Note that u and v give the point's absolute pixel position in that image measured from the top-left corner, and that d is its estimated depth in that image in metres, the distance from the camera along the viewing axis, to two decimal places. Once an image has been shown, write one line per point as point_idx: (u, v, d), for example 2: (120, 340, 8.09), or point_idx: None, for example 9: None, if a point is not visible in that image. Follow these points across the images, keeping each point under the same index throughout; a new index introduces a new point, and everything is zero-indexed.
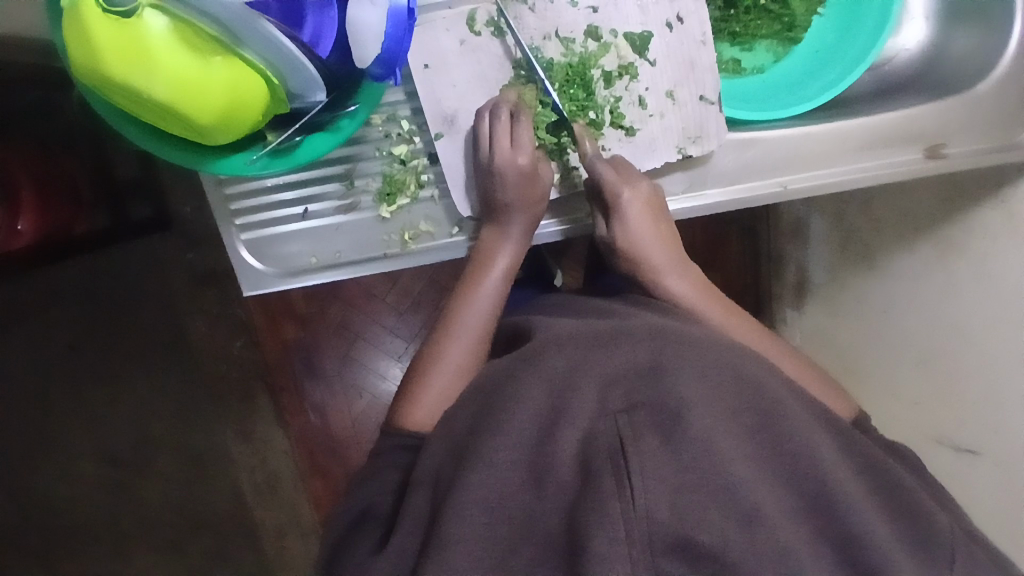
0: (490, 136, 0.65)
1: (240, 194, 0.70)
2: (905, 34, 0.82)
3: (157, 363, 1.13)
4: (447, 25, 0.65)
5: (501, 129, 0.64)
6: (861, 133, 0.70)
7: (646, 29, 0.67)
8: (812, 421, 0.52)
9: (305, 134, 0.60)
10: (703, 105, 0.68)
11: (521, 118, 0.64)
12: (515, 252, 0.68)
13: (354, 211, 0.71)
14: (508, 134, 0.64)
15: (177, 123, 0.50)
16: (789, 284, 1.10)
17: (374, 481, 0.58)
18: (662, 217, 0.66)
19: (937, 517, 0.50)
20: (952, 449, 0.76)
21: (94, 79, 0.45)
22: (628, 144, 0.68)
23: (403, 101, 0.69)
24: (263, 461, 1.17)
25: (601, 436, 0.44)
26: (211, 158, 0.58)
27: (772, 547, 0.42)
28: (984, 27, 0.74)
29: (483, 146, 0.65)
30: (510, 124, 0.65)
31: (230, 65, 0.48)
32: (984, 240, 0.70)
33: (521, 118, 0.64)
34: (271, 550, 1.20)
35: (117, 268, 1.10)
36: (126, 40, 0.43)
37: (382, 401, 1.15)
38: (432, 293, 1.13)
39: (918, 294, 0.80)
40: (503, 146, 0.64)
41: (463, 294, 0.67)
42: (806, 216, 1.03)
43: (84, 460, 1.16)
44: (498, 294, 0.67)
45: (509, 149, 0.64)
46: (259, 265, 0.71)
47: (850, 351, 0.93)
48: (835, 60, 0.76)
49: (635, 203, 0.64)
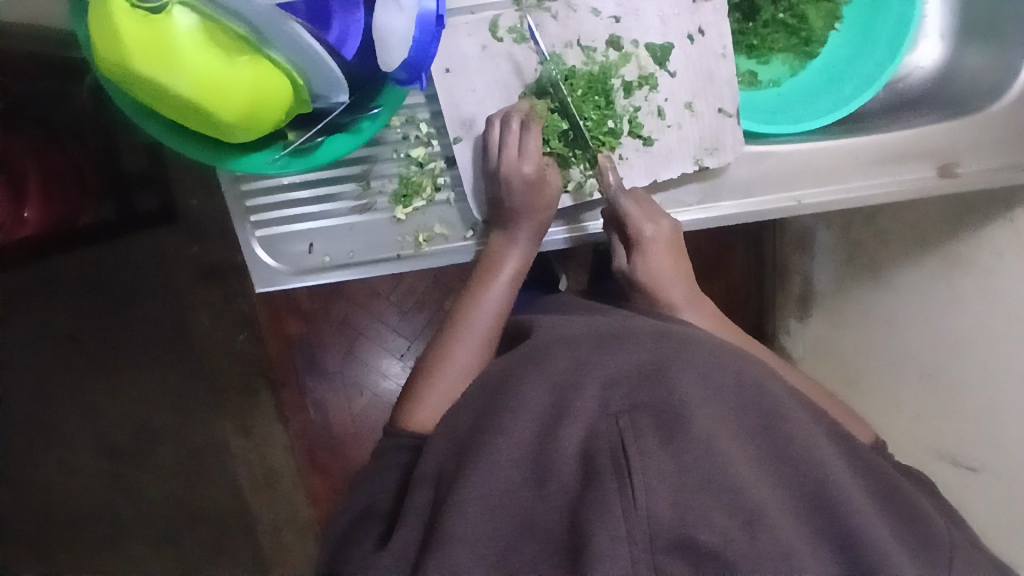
0: (499, 144, 0.65)
1: (257, 191, 0.70)
2: (920, 52, 0.83)
3: (159, 354, 1.13)
4: (470, 30, 0.66)
5: (510, 139, 0.64)
6: (876, 149, 0.70)
7: (667, 40, 0.67)
8: (820, 433, 0.52)
9: (326, 134, 0.60)
10: (720, 117, 0.68)
11: (531, 127, 0.64)
12: (523, 257, 0.68)
13: (369, 211, 0.71)
14: (516, 144, 0.64)
15: (199, 120, 0.50)
16: (793, 296, 1.11)
17: (376, 479, 0.58)
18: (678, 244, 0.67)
19: (941, 531, 0.50)
20: (953, 464, 0.76)
21: (118, 75, 0.45)
22: (645, 154, 0.69)
23: (422, 104, 0.69)
24: (262, 456, 1.17)
25: (603, 434, 0.44)
26: (233, 157, 0.58)
27: (778, 555, 0.42)
28: (998, 47, 0.74)
29: (491, 154, 0.65)
30: (520, 133, 0.64)
31: (255, 65, 0.48)
32: (991, 258, 0.71)
33: (531, 128, 0.64)
34: (267, 546, 1.20)
35: (121, 258, 1.10)
36: (155, 37, 0.43)
37: (382, 399, 1.15)
38: (437, 292, 1.13)
39: (922, 309, 0.81)
40: (510, 154, 0.63)
41: (471, 296, 0.67)
42: (813, 228, 1.04)
43: (82, 449, 1.16)
44: (505, 296, 0.67)
45: (516, 158, 0.64)
46: (273, 262, 0.71)
47: (853, 364, 0.93)
48: (849, 77, 0.77)
49: (657, 242, 0.65)
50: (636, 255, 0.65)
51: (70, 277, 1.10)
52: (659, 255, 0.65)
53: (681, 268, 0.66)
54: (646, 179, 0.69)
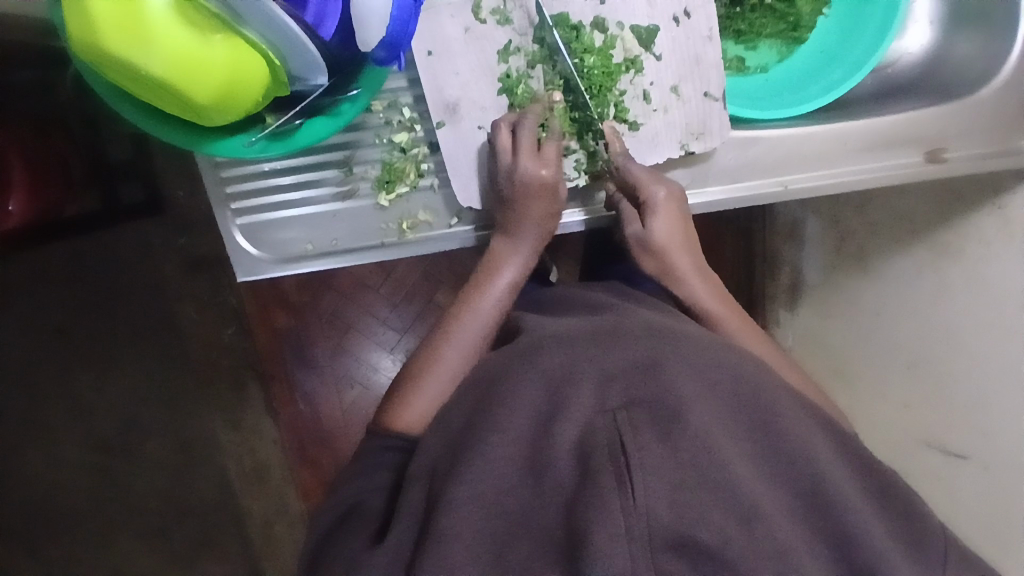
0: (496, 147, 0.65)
1: (237, 177, 0.69)
2: (908, 38, 0.83)
3: (146, 348, 1.12)
4: (452, 11, 0.65)
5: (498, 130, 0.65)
6: (866, 136, 0.70)
7: (653, 22, 0.66)
8: (807, 418, 0.51)
9: (305, 117, 0.60)
10: (707, 102, 0.67)
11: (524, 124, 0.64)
12: (522, 266, 0.67)
13: (351, 198, 0.70)
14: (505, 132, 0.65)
15: (175, 102, 0.49)
16: (783, 285, 1.10)
17: (367, 477, 0.57)
18: (687, 218, 0.67)
19: (932, 516, 0.49)
20: (941, 453, 0.76)
21: (89, 56, 0.44)
22: (631, 138, 0.68)
23: (405, 88, 0.69)
24: (251, 450, 1.16)
25: (600, 431, 0.43)
26: (210, 140, 0.58)
27: (771, 544, 0.41)
28: (987, 33, 0.74)
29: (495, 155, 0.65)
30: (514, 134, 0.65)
31: (229, 43, 0.47)
32: (980, 246, 0.71)
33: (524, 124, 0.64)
34: (258, 540, 1.19)
35: (106, 253, 1.08)
36: (125, 14, 0.43)
37: (372, 393, 1.14)
38: (427, 285, 1.12)
39: (910, 298, 0.80)
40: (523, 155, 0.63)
41: (463, 305, 0.65)
42: (802, 217, 1.03)
43: (70, 446, 1.15)
44: (500, 305, 0.65)
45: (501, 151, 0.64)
46: (255, 251, 0.71)
47: (840, 353, 0.93)
48: (836, 63, 0.77)
49: (669, 204, 0.65)
50: (650, 219, 0.65)
51: (57, 273, 1.08)
52: (670, 218, 0.65)
53: (688, 232, 0.67)
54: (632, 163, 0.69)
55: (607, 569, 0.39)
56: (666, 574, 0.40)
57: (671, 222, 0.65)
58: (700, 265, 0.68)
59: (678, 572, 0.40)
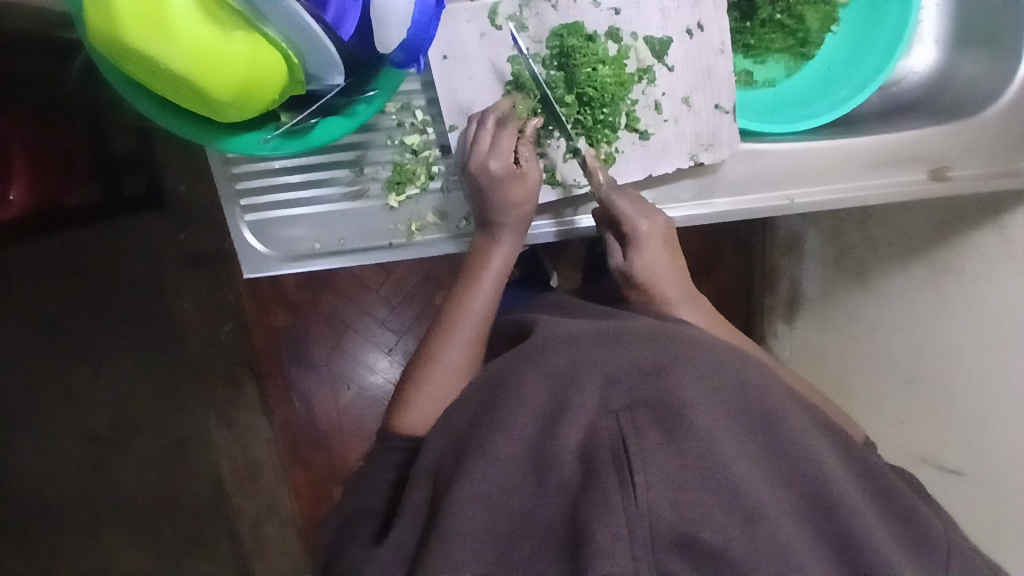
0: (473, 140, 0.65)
1: (248, 174, 0.69)
2: (914, 57, 0.84)
3: (143, 343, 1.11)
4: (468, 16, 0.65)
5: (486, 133, 0.64)
6: (872, 151, 0.70)
7: (666, 34, 0.67)
8: (812, 425, 0.51)
9: (320, 116, 0.60)
10: (717, 114, 0.68)
11: (507, 127, 0.64)
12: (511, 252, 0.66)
13: (361, 198, 0.71)
14: (492, 139, 0.64)
15: (191, 96, 0.50)
16: (781, 298, 1.11)
17: (370, 477, 0.56)
18: (676, 251, 0.66)
19: (933, 527, 0.50)
20: (935, 468, 0.77)
21: (110, 47, 0.45)
22: (641, 148, 0.69)
23: (418, 91, 0.69)
24: (245, 447, 1.15)
25: (604, 432, 0.44)
26: (225, 136, 0.58)
27: (774, 548, 0.41)
28: (992, 55, 0.75)
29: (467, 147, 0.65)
30: (494, 132, 0.64)
31: (250, 40, 0.47)
32: (979, 264, 0.72)
33: (506, 128, 0.64)
34: (249, 539, 1.18)
35: (107, 245, 1.08)
36: (148, 8, 0.43)
37: (369, 393, 1.14)
38: (427, 286, 1.12)
39: (908, 313, 0.81)
40: (480, 150, 0.63)
41: (455, 301, 0.65)
42: (802, 230, 1.05)
43: (62, 439, 1.14)
44: (493, 293, 0.65)
45: (487, 153, 0.63)
46: (262, 247, 0.71)
47: (838, 367, 0.94)
48: (843, 79, 0.77)
49: (652, 236, 0.64)
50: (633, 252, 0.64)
51: (56, 264, 1.08)
52: (653, 248, 0.64)
53: (675, 263, 0.65)
54: (640, 173, 0.69)
55: (609, 568, 0.39)
56: (667, 572, 0.40)
57: (657, 251, 0.64)
58: (692, 296, 0.65)
59: (680, 571, 0.40)
